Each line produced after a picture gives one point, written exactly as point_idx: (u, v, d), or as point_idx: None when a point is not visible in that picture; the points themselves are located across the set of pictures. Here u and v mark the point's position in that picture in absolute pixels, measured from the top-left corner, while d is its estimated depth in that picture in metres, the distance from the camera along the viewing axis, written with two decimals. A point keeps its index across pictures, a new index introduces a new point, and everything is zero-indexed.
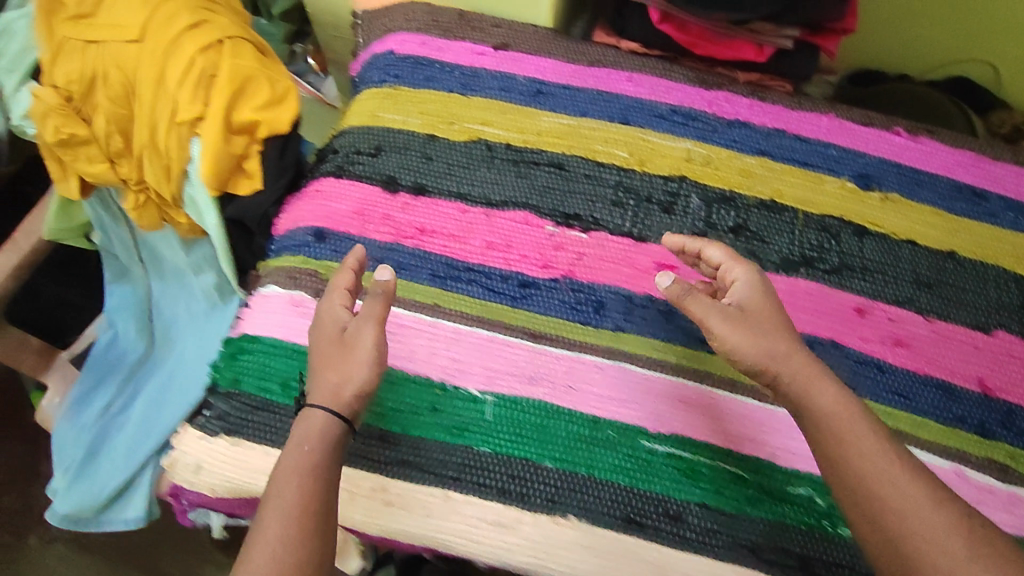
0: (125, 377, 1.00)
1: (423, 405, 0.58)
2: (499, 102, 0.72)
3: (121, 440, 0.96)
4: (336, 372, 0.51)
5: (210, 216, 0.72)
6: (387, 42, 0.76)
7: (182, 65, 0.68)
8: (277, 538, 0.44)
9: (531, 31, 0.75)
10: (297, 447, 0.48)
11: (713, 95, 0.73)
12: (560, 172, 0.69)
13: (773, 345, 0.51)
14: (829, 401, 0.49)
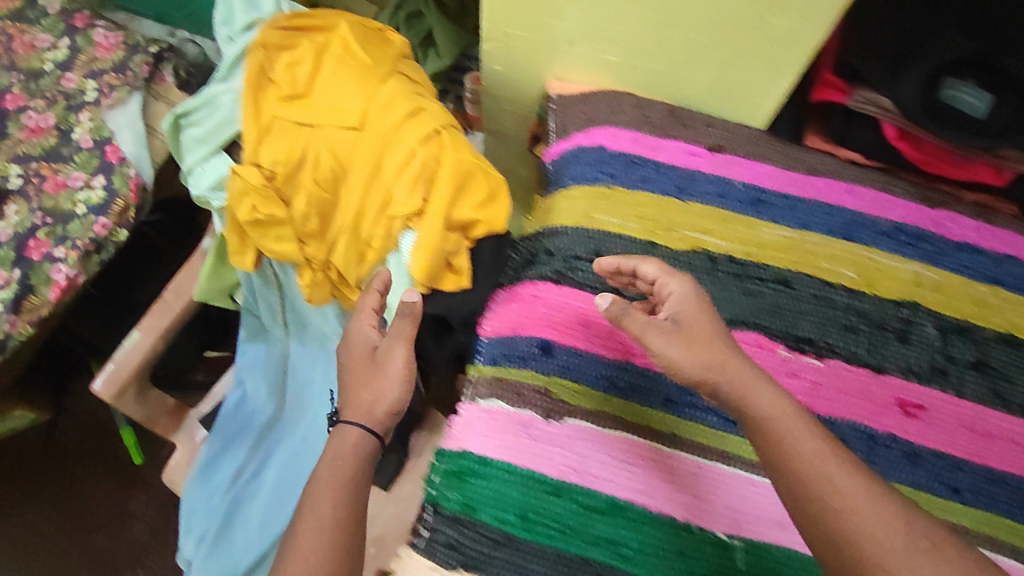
0: (256, 440, 0.99)
1: (669, 549, 0.56)
2: (718, 210, 0.69)
3: (257, 509, 0.95)
4: (369, 390, 0.59)
5: (406, 306, 0.69)
6: (594, 135, 0.73)
7: (403, 159, 0.65)
8: (317, 539, 0.49)
9: (746, 134, 0.72)
10: (338, 457, 0.55)
11: (938, 213, 0.70)
12: (787, 290, 0.66)
13: (709, 357, 0.52)
14: (768, 403, 0.50)
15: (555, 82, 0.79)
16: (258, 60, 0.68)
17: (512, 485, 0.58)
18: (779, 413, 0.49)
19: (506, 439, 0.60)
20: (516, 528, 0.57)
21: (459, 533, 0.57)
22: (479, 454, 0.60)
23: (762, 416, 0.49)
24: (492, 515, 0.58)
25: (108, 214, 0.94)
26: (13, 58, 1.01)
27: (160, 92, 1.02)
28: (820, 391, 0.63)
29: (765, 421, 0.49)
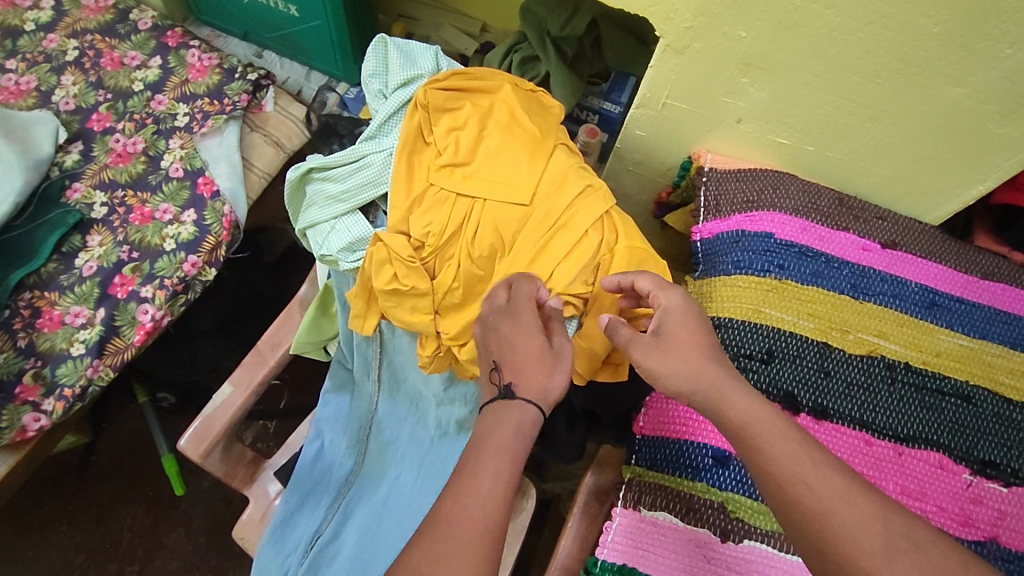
0: (335, 498, 0.90)
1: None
2: (894, 311, 0.65)
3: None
4: (547, 373, 0.53)
5: None
6: (759, 221, 0.70)
7: (574, 241, 0.60)
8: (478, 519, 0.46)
9: (919, 230, 0.69)
10: (512, 426, 0.51)
11: None
12: (968, 406, 0.62)
13: (692, 368, 0.50)
14: (740, 410, 0.49)
15: (707, 153, 0.76)
16: (416, 127, 0.65)
17: None
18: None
19: (676, 556, 0.56)
20: None
21: None
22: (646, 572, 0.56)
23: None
24: None
25: (199, 252, 0.88)
26: (100, 74, 0.96)
27: (256, 122, 0.98)
28: (1006, 522, 0.58)
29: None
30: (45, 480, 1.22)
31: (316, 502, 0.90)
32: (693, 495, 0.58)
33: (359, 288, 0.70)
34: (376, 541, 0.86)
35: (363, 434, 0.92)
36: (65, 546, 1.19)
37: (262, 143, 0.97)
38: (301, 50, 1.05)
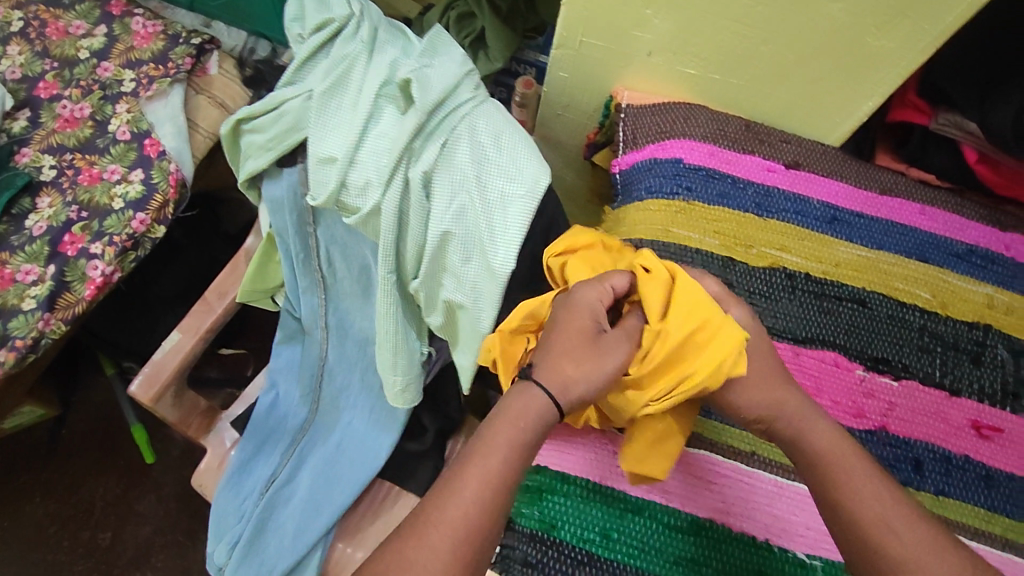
0: (290, 445, 0.93)
1: (750, 568, 0.55)
2: (795, 226, 0.69)
3: (288, 514, 0.88)
4: (575, 365, 0.52)
5: (484, 320, 0.69)
6: (670, 148, 0.73)
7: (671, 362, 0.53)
8: (462, 513, 0.47)
9: (821, 151, 0.73)
10: (510, 416, 0.51)
11: (1010, 237, 0.71)
12: (864, 310, 0.66)
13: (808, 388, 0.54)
14: (828, 437, 0.50)
15: (625, 90, 0.79)
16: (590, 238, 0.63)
17: (591, 501, 0.57)
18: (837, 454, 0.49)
19: (585, 452, 0.59)
20: (596, 547, 0.56)
21: (533, 551, 0.55)
22: (557, 470, 0.59)
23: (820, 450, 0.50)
24: (573, 535, 0.56)
25: (147, 210, 0.91)
26: (45, 44, 0.99)
27: (201, 86, 1.00)
28: (895, 412, 0.62)
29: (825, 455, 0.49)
30: (17, 453, 1.24)
31: (271, 448, 0.93)
32: None
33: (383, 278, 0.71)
34: (331, 481, 0.90)
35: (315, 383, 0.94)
36: (39, 516, 1.22)
37: (207, 105, 1.00)
38: (246, 17, 1.07)
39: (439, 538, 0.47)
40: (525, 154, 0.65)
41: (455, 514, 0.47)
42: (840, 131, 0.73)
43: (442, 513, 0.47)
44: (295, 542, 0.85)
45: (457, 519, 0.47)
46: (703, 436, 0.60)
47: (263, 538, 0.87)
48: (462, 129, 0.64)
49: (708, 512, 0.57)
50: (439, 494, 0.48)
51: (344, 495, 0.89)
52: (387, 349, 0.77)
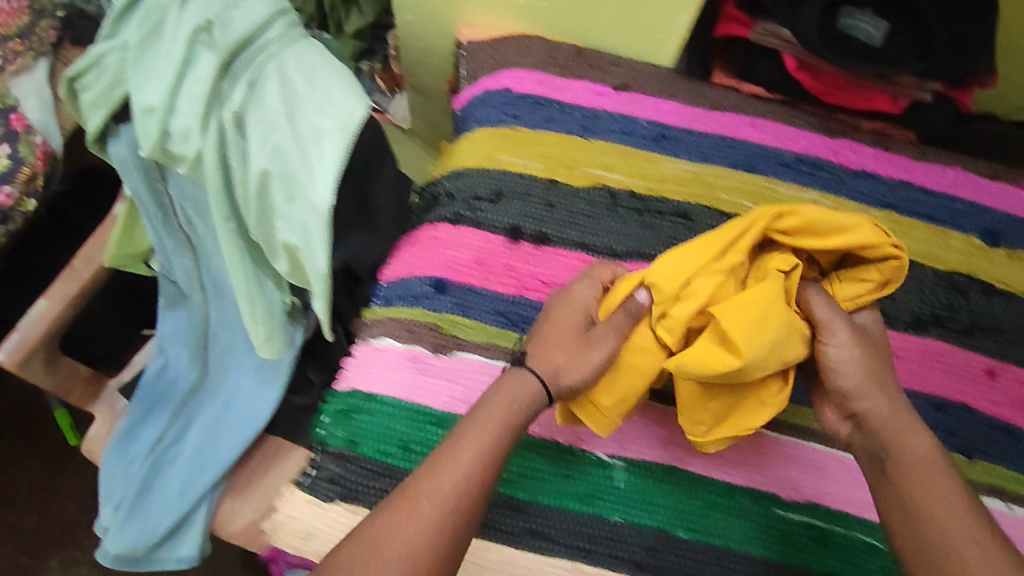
0: (178, 408, 0.94)
1: (556, 473, 0.59)
2: (621, 146, 0.69)
3: (174, 474, 0.90)
4: (567, 356, 0.52)
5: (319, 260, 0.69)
6: (500, 79, 0.73)
7: (758, 312, 0.47)
8: (453, 493, 0.45)
9: (651, 71, 0.73)
10: (502, 397, 0.51)
11: (838, 144, 0.71)
12: (685, 222, 0.67)
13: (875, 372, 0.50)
14: (923, 448, 0.47)
15: (464, 27, 0.78)
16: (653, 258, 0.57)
17: (395, 416, 0.58)
18: (932, 469, 0.46)
19: (394, 374, 0.60)
20: (397, 459, 0.57)
21: (338, 467, 0.57)
22: (363, 389, 0.60)
23: (914, 458, 0.47)
24: (374, 449, 0.57)
25: (13, 183, 0.91)
26: None
27: (69, 58, 1.00)
28: None
29: (921, 464, 0.47)
30: None
31: (160, 411, 0.94)
32: (415, 321, 0.61)
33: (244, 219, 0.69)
34: (217, 439, 0.91)
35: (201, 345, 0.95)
36: None
37: None
38: None
39: (431, 517, 0.45)
40: (340, 87, 0.65)
41: (448, 492, 0.45)
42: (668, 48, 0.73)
43: (425, 483, 0.46)
44: (179, 498, 0.87)
45: (448, 493, 0.45)
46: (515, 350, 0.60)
47: (149, 496, 0.88)
48: (272, 69, 0.64)
49: None
50: (431, 473, 0.46)
51: (229, 452, 0.90)
52: (242, 300, 0.78)
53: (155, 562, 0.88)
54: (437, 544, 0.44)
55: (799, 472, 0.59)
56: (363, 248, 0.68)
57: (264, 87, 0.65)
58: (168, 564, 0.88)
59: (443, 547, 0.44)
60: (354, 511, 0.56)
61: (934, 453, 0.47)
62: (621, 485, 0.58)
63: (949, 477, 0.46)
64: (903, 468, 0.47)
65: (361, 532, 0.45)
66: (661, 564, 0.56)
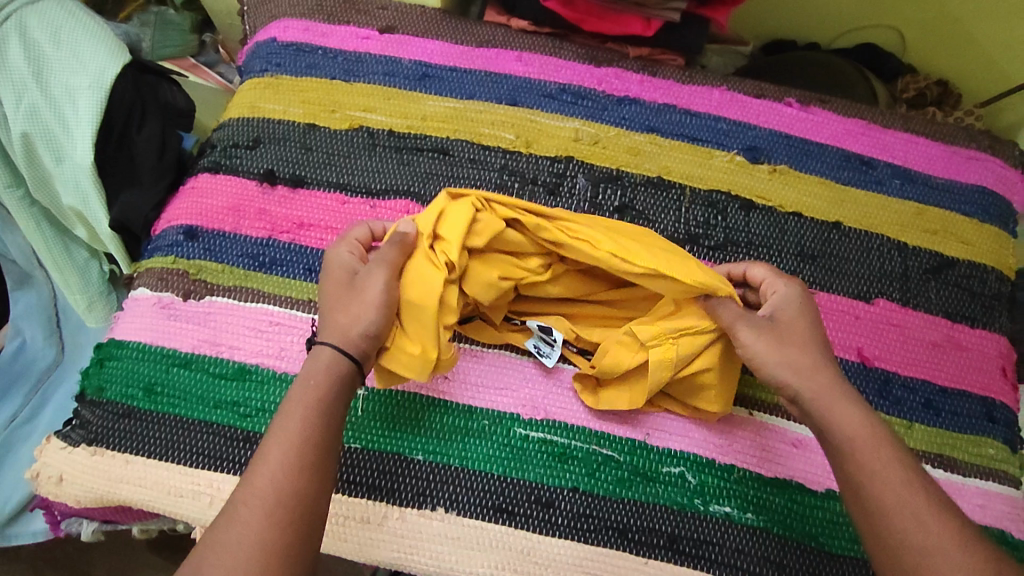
0: (34, 386, 0.93)
1: None
2: (382, 87, 0.70)
3: (29, 448, 0.89)
4: (344, 312, 0.52)
5: (100, 216, 0.70)
6: (270, 30, 0.74)
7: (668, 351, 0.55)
8: (275, 491, 0.44)
9: (419, 13, 0.74)
10: (302, 385, 0.49)
11: (603, 72, 0.73)
12: (444, 157, 0.68)
13: (797, 358, 0.52)
14: (854, 425, 0.49)
15: None
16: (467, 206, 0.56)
17: (142, 360, 0.60)
18: (865, 438, 0.48)
19: (144, 320, 0.61)
20: (140, 401, 0.58)
21: (89, 413, 0.59)
22: (117, 337, 0.61)
23: (847, 437, 0.49)
24: (119, 393, 0.59)
25: None
26: None
27: None
28: None
29: (857, 442, 0.48)
30: None
31: (15, 392, 0.93)
32: (166, 267, 0.63)
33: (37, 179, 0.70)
34: (70, 411, 0.91)
35: (53, 323, 0.96)
36: None
37: None
38: None
39: (258, 522, 0.43)
40: (90, 47, 0.69)
41: (268, 492, 0.44)
42: None
43: (249, 485, 0.45)
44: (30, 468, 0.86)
45: (269, 490, 0.44)
46: (267, 291, 0.62)
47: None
48: (10, 27, 0.67)
49: (264, 359, 0.59)
50: (250, 481, 0.45)
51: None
52: (52, 270, 0.81)
53: (8, 539, 0.85)
54: (265, 550, 0.43)
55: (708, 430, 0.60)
56: (133, 204, 0.67)
57: (8, 48, 0.67)
58: (24, 538, 0.85)
59: (275, 551, 0.43)
60: (96, 453, 0.57)
61: (868, 428, 0.49)
62: (361, 414, 0.58)
63: (889, 447, 0.48)
64: (845, 447, 0.49)
65: (195, 556, 0.43)
66: (399, 486, 0.56)
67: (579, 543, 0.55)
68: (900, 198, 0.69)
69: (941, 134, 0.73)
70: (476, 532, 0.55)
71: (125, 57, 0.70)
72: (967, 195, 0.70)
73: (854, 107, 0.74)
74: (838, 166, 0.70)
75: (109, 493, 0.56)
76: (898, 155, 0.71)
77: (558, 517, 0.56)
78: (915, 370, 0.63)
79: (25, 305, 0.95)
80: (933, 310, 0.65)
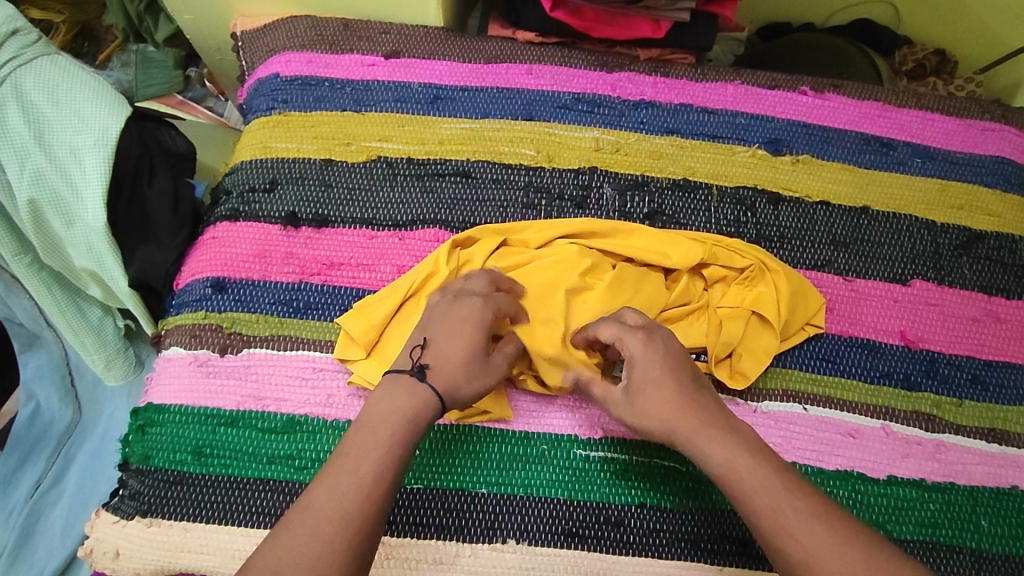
0: (55, 449, 0.85)
1: None
2: (395, 115, 0.69)
3: (58, 516, 0.81)
4: (469, 378, 0.51)
5: (117, 276, 0.68)
6: (270, 65, 0.72)
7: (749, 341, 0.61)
8: (357, 514, 0.42)
9: (423, 32, 0.73)
10: (395, 411, 0.47)
11: (616, 77, 0.72)
12: (467, 181, 0.66)
13: (660, 412, 0.49)
14: (718, 461, 0.46)
15: (239, 18, 0.77)
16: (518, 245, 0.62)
17: (186, 423, 0.58)
18: (734, 465, 0.46)
19: (182, 380, 0.59)
20: (191, 466, 0.57)
21: (138, 482, 0.57)
22: (155, 402, 0.59)
23: (719, 471, 0.46)
24: (167, 459, 0.57)
25: None
26: None
27: None
28: None
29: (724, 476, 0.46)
30: None
31: (34, 457, 0.84)
32: (197, 324, 0.61)
33: (47, 243, 0.70)
34: (101, 468, 0.84)
35: (67, 380, 0.87)
36: None
37: None
38: None
39: (336, 535, 0.41)
40: (91, 104, 0.67)
41: (350, 505, 0.42)
42: (433, 9, 0.73)
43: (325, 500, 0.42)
44: (69, 533, 0.79)
45: (348, 499, 0.42)
46: (306, 337, 0.60)
47: (32, 543, 0.79)
48: (7, 91, 0.66)
49: (313, 408, 0.58)
50: (330, 491, 0.42)
51: (115, 480, 0.83)
52: (66, 332, 0.78)
53: None
54: (337, 572, 0.40)
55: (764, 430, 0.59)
56: (151, 260, 0.66)
57: (5, 113, 0.66)
58: None
59: (342, 567, 0.40)
60: (152, 524, 0.55)
61: (737, 453, 0.46)
62: (420, 452, 0.57)
63: (769, 467, 0.46)
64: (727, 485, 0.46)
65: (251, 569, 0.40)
66: (467, 521, 0.55)
67: (654, 559, 0.55)
68: (922, 175, 0.70)
69: (955, 107, 0.73)
70: (549, 559, 0.55)
71: (128, 109, 0.68)
72: (987, 166, 0.71)
73: (867, 88, 0.74)
74: (859, 150, 0.70)
75: (169, 564, 0.54)
76: (915, 133, 0.72)
77: (629, 534, 0.56)
78: (958, 348, 0.64)
79: (33, 367, 0.86)
80: (968, 285, 0.66)
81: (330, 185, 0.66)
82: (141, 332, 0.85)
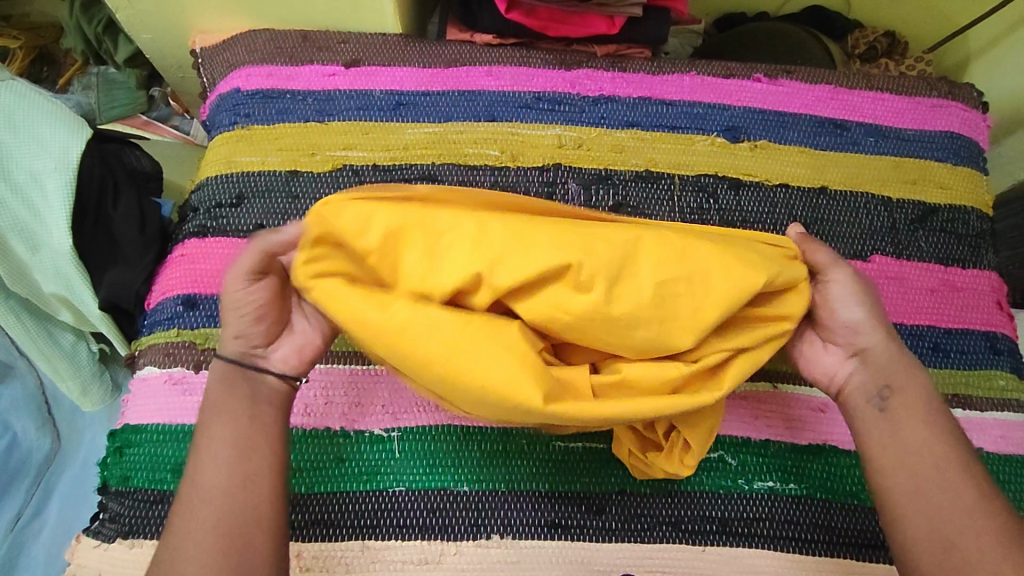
0: (32, 481, 0.83)
1: (381, 455, 0.57)
2: (359, 123, 0.69)
3: (41, 547, 0.80)
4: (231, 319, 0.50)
5: (88, 300, 0.68)
6: (231, 80, 0.72)
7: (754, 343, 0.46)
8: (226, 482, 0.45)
9: (382, 40, 0.73)
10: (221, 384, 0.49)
11: (575, 74, 0.73)
12: (434, 184, 0.67)
13: (880, 319, 0.51)
14: (917, 388, 0.48)
15: (199, 35, 0.77)
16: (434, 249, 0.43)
17: (165, 441, 0.58)
18: (924, 405, 0.48)
19: (157, 400, 0.59)
20: (171, 484, 0.57)
21: (118, 505, 0.57)
22: (132, 423, 0.59)
23: (907, 399, 0.48)
24: (147, 479, 0.57)
25: None
26: None
27: None
28: None
29: (911, 405, 0.48)
30: None
31: (8, 491, 0.82)
32: (170, 343, 0.61)
33: (11, 272, 0.69)
34: (82, 496, 0.83)
35: (42, 410, 0.86)
36: None
37: None
38: None
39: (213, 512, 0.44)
40: (51, 130, 0.67)
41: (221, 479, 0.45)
42: (392, 17, 0.74)
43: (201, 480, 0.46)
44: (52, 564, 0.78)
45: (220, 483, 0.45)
46: None
47: None
48: None
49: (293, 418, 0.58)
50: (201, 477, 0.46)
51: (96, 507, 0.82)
52: (38, 360, 0.77)
53: None
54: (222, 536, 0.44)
55: (737, 411, 0.61)
56: (121, 282, 0.66)
57: None
58: None
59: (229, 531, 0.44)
60: (134, 546, 0.55)
61: (924, 393, 0.49)
62: (400, 454, 0.58)
63: (941, 411, 0.48)
64: (903, 407, 0.48)
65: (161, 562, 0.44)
66: (451, 519, 0.56)
67: (640, 544, 0.56)
68: (876, 154, 0.72)
69: (904, 87, 0.75)
70: (535, 552, 0.55)
71: (88, 131, 0.69)
72: (937, 141, 0.73)
73: (820, 72, 0.76)
74: (815, 133, 0.72)
75: None
76: (867, 113, 0.74)
77: (612, 522, 0.57)
78: (919, 318, 0.66)
79: (6, 400, 0.85)
80: (925, 257, 0.68)
81: (297, 196, 0.66)
82: (116, 356, 0.84)
